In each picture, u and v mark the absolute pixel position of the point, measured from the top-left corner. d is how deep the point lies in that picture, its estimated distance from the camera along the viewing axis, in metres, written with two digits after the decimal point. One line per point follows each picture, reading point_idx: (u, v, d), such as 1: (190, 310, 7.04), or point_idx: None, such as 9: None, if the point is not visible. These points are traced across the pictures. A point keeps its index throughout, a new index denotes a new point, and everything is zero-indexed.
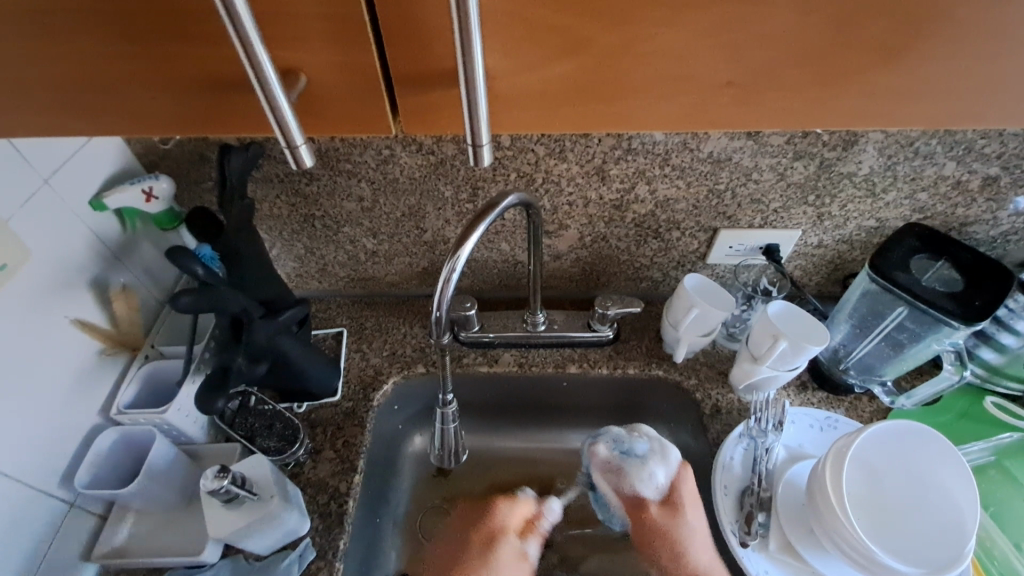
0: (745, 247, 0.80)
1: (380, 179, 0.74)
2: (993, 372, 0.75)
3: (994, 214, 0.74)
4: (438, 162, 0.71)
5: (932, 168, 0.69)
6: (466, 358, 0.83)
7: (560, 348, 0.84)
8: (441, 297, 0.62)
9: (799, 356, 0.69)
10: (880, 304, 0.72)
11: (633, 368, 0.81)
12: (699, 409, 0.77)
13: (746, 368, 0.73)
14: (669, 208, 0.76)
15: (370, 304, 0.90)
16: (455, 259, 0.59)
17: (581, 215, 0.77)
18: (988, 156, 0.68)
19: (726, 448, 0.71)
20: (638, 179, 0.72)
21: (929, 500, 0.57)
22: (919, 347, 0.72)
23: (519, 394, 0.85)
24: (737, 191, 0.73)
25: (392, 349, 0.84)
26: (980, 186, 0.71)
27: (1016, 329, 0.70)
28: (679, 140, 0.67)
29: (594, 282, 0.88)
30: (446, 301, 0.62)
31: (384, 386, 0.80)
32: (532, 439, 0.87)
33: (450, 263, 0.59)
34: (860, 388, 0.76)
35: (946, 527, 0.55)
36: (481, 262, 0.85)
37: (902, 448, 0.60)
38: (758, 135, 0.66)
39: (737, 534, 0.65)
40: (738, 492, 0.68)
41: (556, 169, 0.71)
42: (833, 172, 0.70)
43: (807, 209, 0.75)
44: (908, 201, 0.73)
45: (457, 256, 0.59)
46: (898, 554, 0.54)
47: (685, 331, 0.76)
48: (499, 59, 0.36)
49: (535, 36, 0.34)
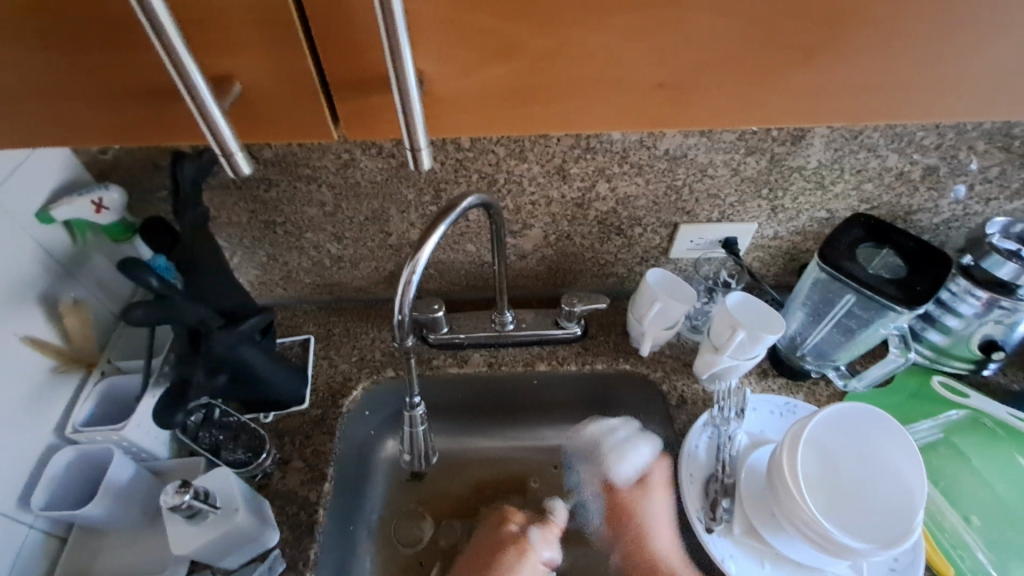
0: (705, 240, 0.82)
1: (341, 183, 0.73)
2: (940, 353, 0.78)
3: (937, 203, 0.78)
4: (399, 165, 0.71)
5: (877, 160, 0.72)
6: (435, 360, 0.83)
7: (529, 346, 0.84)
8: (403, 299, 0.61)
9: (756, 345, 0.71)
10: (830, 293, 0.75)
11: (601, 363, 0.82)
12: (665, 400, 0.79)
13: (708, 358, 0.75)
14: (629, 205, 0.77)
15: (337, 311, 0.89)
16: (415, 261, 0.59)
17: (545, 214, 0.78)
18: (928, 147, 0.71)
19: (691, 438, 0.73)
20: (599, 177, 0.73)
21: (880, 478, 0.59)
22: (868, 331, 0.75)
23: (493, 394, 0.86)
24: (695, 186, 0.75)
25: (361, 354, 0.83)
26: (922, 175, 0.74)
27: (959, 311, 0.73)
28: (636, 138, 0.69)
29: (560, 279, 0.89)
30: (408, 301, 0.62)
31: (353, 392, 0.79)
32: (508, 438, 0.89)
33: (410, 267, 0.59)
34: (816, 373, 0.78)
35: (896, 503, 0.57)
36: (447, 263, 0.85)
37: (853, 430, 0.62)
38: (712, 133, 0.68)
39: (703, 521, 0.67)
40: (702, 480, 0.70)
41: (517, 169, 0.72)
42: (784, 166, 0.73)
43: (762, 203, 0.77)
44: (856, 192, 0.76)
45: (417, 258, 0.59)
46: (876, 536, 0.56)
47: (649, 325, 0.78)
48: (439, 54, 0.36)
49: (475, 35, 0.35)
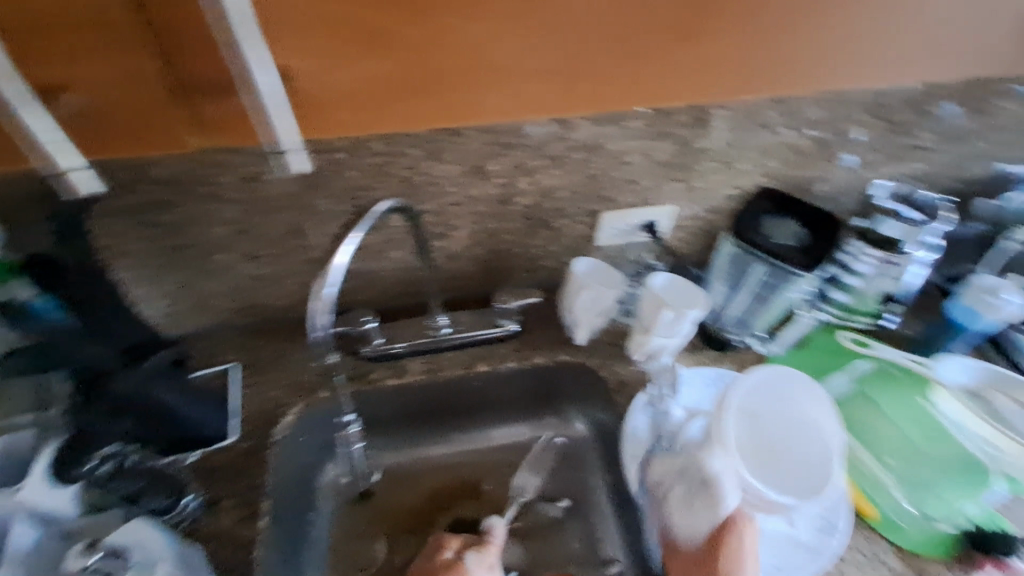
0: (629, 226, 0.84)
1: (249, 199, 0.69)
2: (848, 312, 0.84)
3: (832, 173, 0.84)
4: (310, 175, 0.68)
5: (775, 137, 0.77)
6: (372, 373, 0.80)
7: (467, 348, 0.83)
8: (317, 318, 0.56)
9: (683, 322, 0.73)
10: (744, 264, 0.79)
11: (541, 357, 0.83)
12: (605, 385, 0.81)
13: (638, 338, 0.77)
14: (552, 197, 0.78)
15: (261, 335, 0.84)
16: (332, 274, 0.55)
17: (469, 213, 0.77)
18: (818, 121, 0.76)
19: (631, 418, 0.75)
20: (518, 172, 0.73)
21: (802, 434, 0.63)
22: (779, 297, 0.79)
23: (436, 400, 0.84)
24: (612, 174, 0.76)
25: (292, 377, 0.79)
26: (816, 148, 0.80)
27: (857, 270, 0.80)
28: (550, 131, 0.69)
29: (492, 278, 0.88)
30: (320, 320, 0.56)
31: (285, 418, 0.74)
32: (456, 442, 0.88)
33: (327, 282, 0.55)
34: (739, 342, 0.83)
35: (817, 454, 0.61)
36: (375, 273, 0.82)
37: (774, 392, 0.65)
38: (622, 121, 0.70)
39: (645, 497, 0.70)
40: (643, 458, 0.72)
41: (434, 170, 0.70)
42: (693, 149, 0.76)
43: (677, 185, 0.80)
44: (761, 168, 0.80)
45: (334, 272, 0.54)
46: (799, 490, 0.60)
47: (581, 312, 0.80)
48: (319, 117, 0.62)
49: (342, 104, 0.61)
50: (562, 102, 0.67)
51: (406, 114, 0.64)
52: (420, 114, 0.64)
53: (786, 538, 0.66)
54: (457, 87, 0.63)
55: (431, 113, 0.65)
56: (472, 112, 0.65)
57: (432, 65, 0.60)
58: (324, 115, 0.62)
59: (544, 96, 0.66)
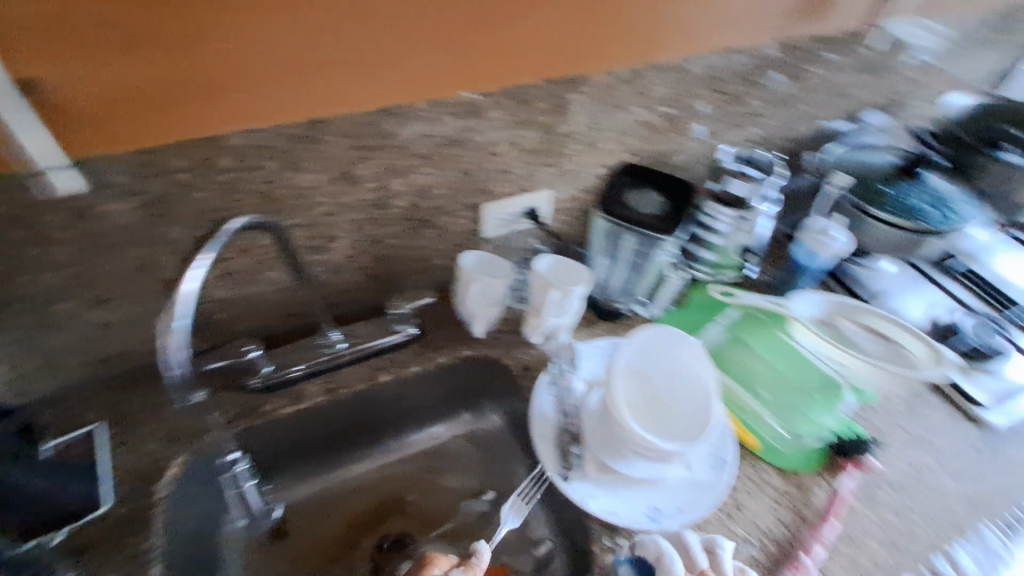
0: (510, 216, 0.85)
1: (84, 237, 0.61)
2: (715, 268, 0.93)
3: (685, 144, 0.91)
4: (154, 202, 0.62)
5: (629, 116, 0.82)
6: (265, 404, 0.75)
7: (367, 360, 0.81)
8: (168, 355, 0.49)
9: (570, 300, 0.76)
10: (616, 238, 0.83)
11: (443, 357, 0.82)
12: (511, 373, 0.82)
13: (534, 321, 0.80)
14: (429, 196, 0.77)
15: (130, 386, 0.75)
16: (180, 304, 0.49)
17: (345, 222, 0.74)
18: (663, 98, 0.82)
19: (537, 398, 0.77)
20: (388, 174, 0.72)
21: (684, 383, 0.67)
22: (652, 263, 0.85)
23: (340, 420, 0.81)
24: (485, 166, 0.77)
25: (173, 425, 0.72)
26: (666, 123, 0.86)
27: (718, 230, 0.88)
28: (413, 129, 0.69)
29: (385, 285, 0.86)
30: (178, 356, 0.50)
31: (169, 471, 0.68)
32: (372, 459, 0.86)
33: (173, 313, 0.48)
34: (627, 309, 0.89)
35: (699, 399, 0.65)
36: (253, 299, 0.77)
37: (655, 350, 0.69)
38: (483, 113, 0.71)
39: (560, 472, 0.70)
40: (554, 436, 0.74)
41: (297, 181, 0.67)
42: (556, 134, 0.79)
43: (548, 170, 0.83)
44: (622, 146, 0.86)
45: (181, 301, 0.48)
46: (686, 436, 0.63)
47: (475, 305, 0.81)
48: (127, 125, 0.55)
49: (151, 107, 0.54)
50: (407, 88, 0.64)
51: (234, 113, 0.58)
52: (243, 112, 0.59)
53: (689, 483, 0.69)
54: (282, 80, 0.58)
55: (262, 109, 0.59)
56: (310, 105, 0.61)
57: (245, 58, 0.55)
58: (133, 123, 0.55)
59: (384, 82, 0.63)
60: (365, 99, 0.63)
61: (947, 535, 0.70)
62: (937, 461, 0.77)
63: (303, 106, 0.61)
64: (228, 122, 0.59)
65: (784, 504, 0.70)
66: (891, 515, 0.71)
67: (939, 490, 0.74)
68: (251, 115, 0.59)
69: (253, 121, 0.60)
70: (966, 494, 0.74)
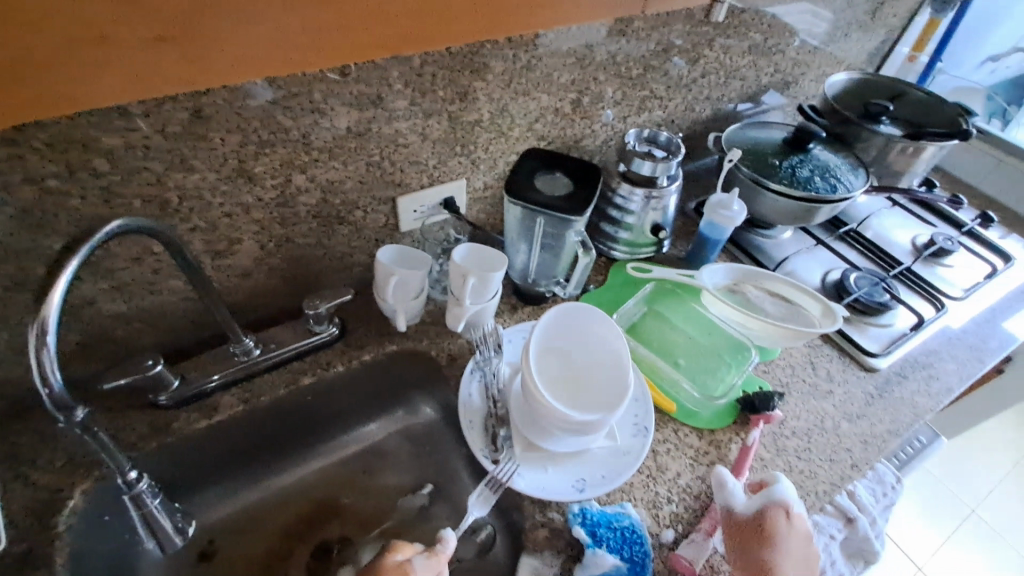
0: (426, 207, 0.85)
1: None
2: (633, 247, 0.98)
3: (593, 127, 0.94)
4: (24, 212, 0.57)
5: (535, 101, 0.83)
6: (176, 420, 0.71)
7: (287, 364, 0.78)
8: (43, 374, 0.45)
9: (489, 286, 0.76)
10: (529, 221, 0.84)
11: (367, 353, 0.81)
12: (437, 364, 0.82)
13: (455, 311, 0.79)
14: (337, 190, 0.75)
15: (19, 416, 0.69)
16: (45, 315, 0.45)
17: (248, 223, 0.71)
18: (567, 83, 0.84)
19: (463, 387, 0.77)
20: (290, 170, 0.69)
21: (598, 355, 0.70)
22: (566, 244, 0.87)
23: (262, 428, 0.78)
24: (393, 157, 0.76)
25: (72, 452, 0.66)
26: (572, 108, 0.88)
27: (631, 210, 0.93)
28: (311, 122, 0.67)
29: (301, 286, 0.84)
30: (54, 374, 0.46)
31: (69, 502, 0.63)
32: (303, 467, 0.83)
33: (38, 325, 0.45)
34: (548, 292, 0.90)
35: (612, 368, 0.68)
36: (156, 311, 0.73)
37: (569, 326, 0.72)
38: (384, 102, 0.70)
39: (489, 455, 0.71)
40: (481, 420, 0.75)
41: (189, 182, 0.64)
42: (463, 122, 0.79)
43: (460, 159, 0.83)
44: (532, 132, 0.87)
45: (47, 312, 0.45)
46: (602, 403, 0.66)
47: (395, 298, 0.80)
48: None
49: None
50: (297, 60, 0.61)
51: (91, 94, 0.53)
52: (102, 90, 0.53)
53: (611, 451, 0.71)
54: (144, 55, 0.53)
55: (121, 85, 0.53)
56: (179, 78, 0.56)
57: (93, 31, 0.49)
58: None
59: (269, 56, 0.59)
60: (248, 72, 0.59)
61: (845, 473, 0.77)
62: (834, 408, 0.84)
63: (172, 80, 0.55)
64: (82, 99, 0.52)
65: (702, 462, 0.74)
66: (797, 460, 0.77)
67: (837, 434, 0.81)
68: (107, 92, 0.53)
69: (113, 97, 0.54)
70: (862, 435, 0.81)
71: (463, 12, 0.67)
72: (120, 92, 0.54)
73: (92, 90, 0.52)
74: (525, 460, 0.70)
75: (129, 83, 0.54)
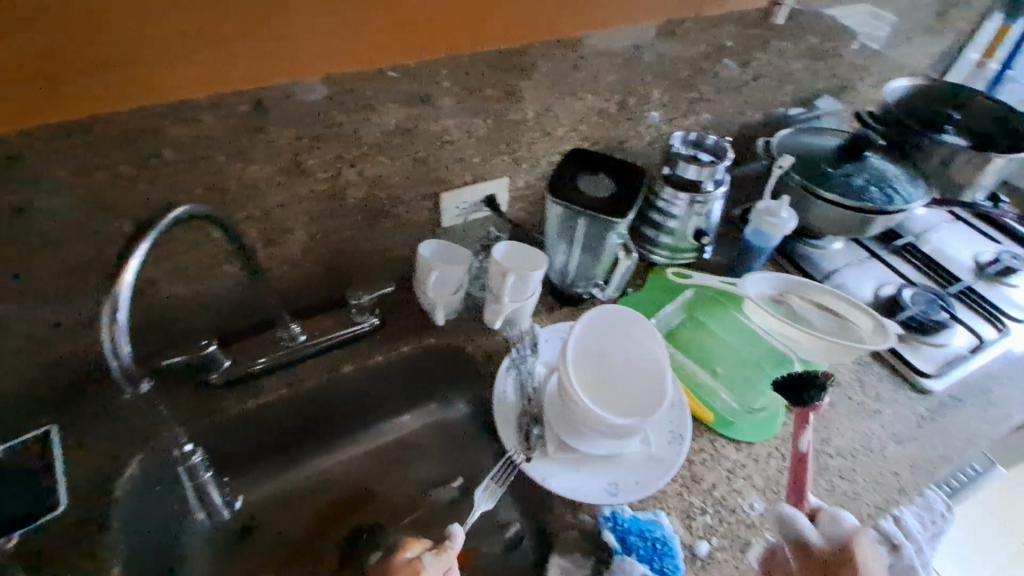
0: (468, 204, 0.86)
1: (24, 234, 0.59)
2: (673, 252, 0.97)
3: (638, 129, 0.93)
4: (96, 197, 0.60)
5: (580, 102, 0.83)
6: (224, 400, 0.74)
7: (329, 352, 0.81)
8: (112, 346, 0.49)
9: (529, 285, 0.77)
10: (570, 222, 0.84)
11: (405, 346, 0.82)
12: (473, 359, 0.83)
13: (494, 308, 0.80)
14: (384, 185, 0.77)
15: (80, 389, 0.73)
16: (117, 294, 0.48)
17: (298, 214, 0.74)
18: (614, 84, 0.84)
19: (498, 383, 0.78)
20: (341, 164, 0.72)
21: (638, 360, 0.69)
22: (607, 246, 0.87)
23: (302, 413, 0.80)
24: (439, 154, 0.78)
25: (127, 425, 0.70)
26: (618, 109, 0.88)
27: (673, 214, 0.92)
28: (362, 117, 0.68)
29: (344, 277, 0.86)
30: (123, 348, 0.49)
31: (126, 470, 0.66)
32: (339, 452, 0.86)
33: (110, 304, 0.47)
34: (586, 294, 0.90)
35: (652, 374, 0.67)
36: (209, 295, 0.76)
37: (610, 329, 0.71)
38: (433, 100, 0.71)
39: (522, 452, 0.71)
40: (516, 417, 0.75)
41: (246, 173, 0.66)
42: (509, 121, 0.79)
43: (504, 158, 0.84)
44: (576, 133, 0.87)
45: (118, 291, 0.48)
46: (640, 409, 0.65)
47: (435, 293, 0.81)
48: (49, 96, 0.52)
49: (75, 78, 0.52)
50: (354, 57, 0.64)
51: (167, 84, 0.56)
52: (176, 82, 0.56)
53: (646, 458, 0.70)
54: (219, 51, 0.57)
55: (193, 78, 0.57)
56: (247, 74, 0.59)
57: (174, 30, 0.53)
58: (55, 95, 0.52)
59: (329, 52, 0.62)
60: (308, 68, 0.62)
61: (891, 496, 0.74)
62: (881, 427, 0.81)
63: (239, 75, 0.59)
64: (160, 88, 0.56)
65: (739, 474, 0.73)
66: (839, 480, 0.75)
67: (882, 454, 0.78)
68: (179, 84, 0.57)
69: (185, 89, 0.57)
70: (909, 457, 0.78)
71: (514, 14, 0.69)
72: (194, 84, 0.57)
73: (173, 82, 0.56)
74: (560, 459, 0.70)
75: (202, 78, 0.57)
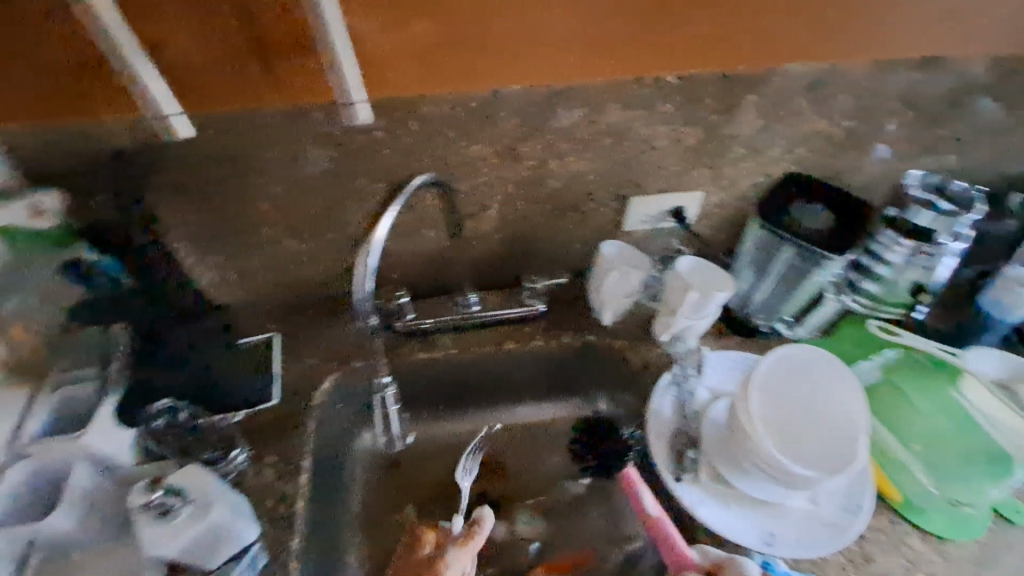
0: (656, 212, 0.85)
1: (293, 176, 0.72)
2: (877, 302, 0.86)
3: (862, 162, 0.83)
4: (350, 154, 0.71)
5: (804, 125, 0.77)
6: (402, 347, 0.83)
7: (496, 326, 0.86)
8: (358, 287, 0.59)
9: (710, 304, 0.75)
10: (770, 248, 0.80)
11: (565, 337, 0.85)
12: (630, 366, 0.82)
13: (664, 320, 0.79)
14: (582, 180, 0.79)
15: (296, 310, 0.87)
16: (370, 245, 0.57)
17: (500, 195, 0.79)
18: (847, 110, 0.76)
19: (656, 396, 0.77)
20: (550, 154, 0.75)
21: (825, 412, 0.64)
22: (807, 281, 0.80)
23: (462, 376, 0.87)
24: (641, 159, 0.78)
25: (327, 349, 0.82)
26: (846, 137, 0.80)
27: (888, 260, 0.81)
28: (581, 113, 0.71)
29: (521, 261, 0.90)
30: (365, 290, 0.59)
31: (322, 384, 0.78)
32: (484, 419, 0.91)
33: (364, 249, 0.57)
34: (768, 328, 0.84)
35: (839, 432, 0.61)
36: (408, 253, 0.85)
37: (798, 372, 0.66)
38: (652, 105, 0.71)
39: (671, 471, 0.70)
40: (669, 434, 0.73)
41: (468, 151, 0.73)
42: (721, 135, 0.76)
43: (704, 171, 0.81)
44: (790, 157, 0.81)
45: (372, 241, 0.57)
46: (818, 464, 0.60)
47: (609, 294, 0.82)
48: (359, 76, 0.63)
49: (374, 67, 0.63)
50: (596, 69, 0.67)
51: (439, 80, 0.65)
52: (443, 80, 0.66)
53: (809, 517, 0.65)
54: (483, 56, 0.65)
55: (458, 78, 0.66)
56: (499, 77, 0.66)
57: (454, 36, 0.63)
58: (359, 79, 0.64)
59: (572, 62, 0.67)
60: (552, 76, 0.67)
61: None
62: None
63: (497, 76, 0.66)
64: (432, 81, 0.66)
65: (920, 569, 0.64)
66: None
67: None
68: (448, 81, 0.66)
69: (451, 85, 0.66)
70: None
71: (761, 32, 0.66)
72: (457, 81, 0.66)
73: (447, 75, 0.65)
74: (711, 490, 0.67)
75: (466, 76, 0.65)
